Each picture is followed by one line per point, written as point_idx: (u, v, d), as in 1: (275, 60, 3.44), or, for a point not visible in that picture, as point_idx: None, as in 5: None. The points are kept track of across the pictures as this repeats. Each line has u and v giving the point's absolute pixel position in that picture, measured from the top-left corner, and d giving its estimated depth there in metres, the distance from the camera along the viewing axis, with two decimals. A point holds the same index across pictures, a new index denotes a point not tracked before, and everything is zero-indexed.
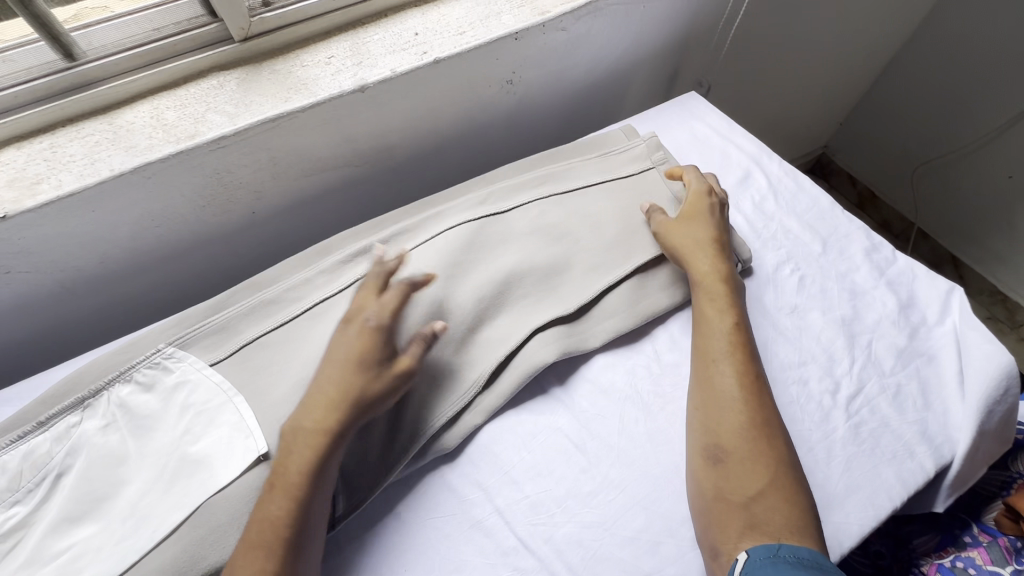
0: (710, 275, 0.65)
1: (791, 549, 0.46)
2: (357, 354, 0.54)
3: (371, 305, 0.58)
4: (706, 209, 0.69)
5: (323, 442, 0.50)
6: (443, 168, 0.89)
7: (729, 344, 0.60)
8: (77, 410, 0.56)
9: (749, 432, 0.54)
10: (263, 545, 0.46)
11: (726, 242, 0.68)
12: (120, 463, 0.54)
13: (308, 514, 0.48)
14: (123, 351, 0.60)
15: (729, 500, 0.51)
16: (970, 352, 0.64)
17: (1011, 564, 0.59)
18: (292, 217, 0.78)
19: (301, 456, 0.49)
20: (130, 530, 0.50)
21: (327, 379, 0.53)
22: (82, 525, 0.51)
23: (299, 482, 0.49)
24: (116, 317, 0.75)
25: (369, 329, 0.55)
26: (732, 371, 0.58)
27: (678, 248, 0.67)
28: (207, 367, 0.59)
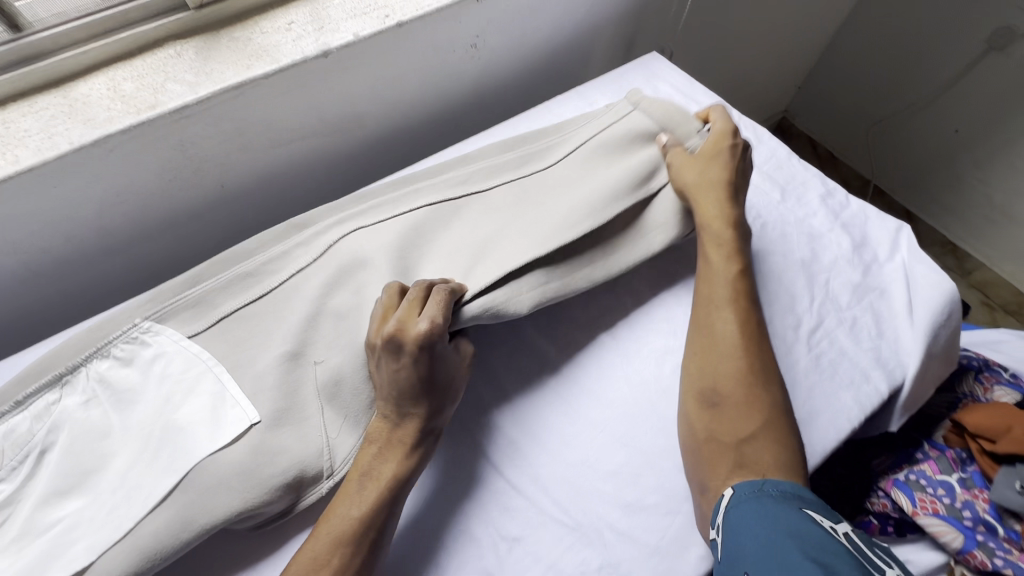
0: (721, 220, 0.65)
1: (772, 485, 0.50)
2: (421, 375, 0.54)
3: (419, 320, 0.54)
4: (728, 160, 0.68)
5: (405, 449, 0.54)
6: (413, 138, 0.88)
7: (732, 295, 0.62)
8: (55, 387, 0.55)
9: (746, 377, 0.57)
10: (356, 542, 0.49)
11: (741, 186, 0.68)
12: (104, 437, 0.54)
13: (393, 510, 0.53)
14: (97, 327, 0.59)
15: (720, 441, 0.55)
16: (916, 283, 0.69)
17: (956, 473, 0.65)
18: (261, 190, 0.77)
19: (393, 462, 0.53)
20: (122, 499, 0.51)
21: (404, 395, 0.54)
22: (71, 498, 0.52)
23: (393, 484, 0.53)
24: (84, 301, 0.73)
25: (427, 348, 0.53)
26: (734, 320, 0.60)
27: (694, 194, 0.66)
28: (184, 339, 0.58)
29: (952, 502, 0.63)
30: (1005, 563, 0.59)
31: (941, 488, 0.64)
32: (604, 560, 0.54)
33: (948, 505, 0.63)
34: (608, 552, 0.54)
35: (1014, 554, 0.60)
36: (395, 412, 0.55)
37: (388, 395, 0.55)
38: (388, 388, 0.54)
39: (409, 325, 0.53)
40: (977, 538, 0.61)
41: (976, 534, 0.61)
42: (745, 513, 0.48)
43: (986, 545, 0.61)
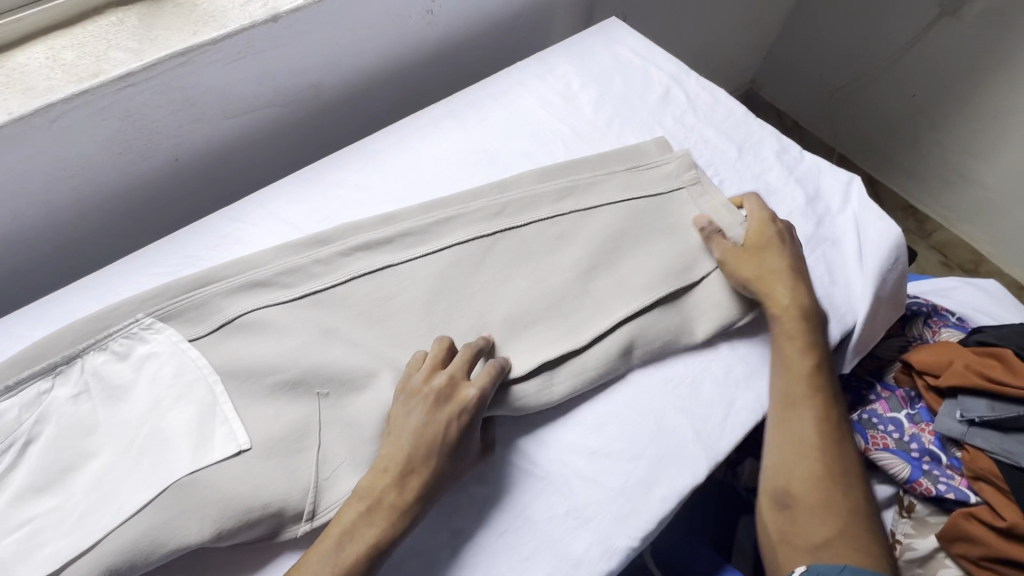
0: (788, 313, 0.62)
1: (853, 574, 0.51)
2: (450, 441, 0.53)
3: (469, 388, 0.55)
4: (776, 246, 0.66)
5: (391, 510, 0.49)
6: (375, 110, 0.88)
7: (806, 390, 0.60)
8: (48, 376, 0.54)
9: (825, 481, 0.56)
10: None
11: (801, 265, 0.66)
12: (89, 435, 0.53)
13: None
14: (95, 315, 0.57)
15: (795, 544, 0.56)
16: (866, 232, 0.72)
17: (905, 410, 0.69)
18: (218, 167, 0.76)
19: (377, 526, 0.49)
20: (96, 503, 0.50)
21: (420, 457, 0.51)
22: (46, 496, 0.50)
23: (373, 552, 0.48)
24: (40, 286, 0.71)
25: (469, 414, 0.54)
26: (811, 420, 0.58)
27: (755, 275, 0.64)
28: (185, 342, 0.58)
29: (901, 437, 0.67)
30: (948, 488, 0.62)
31: (890, 424, 0.68)
32: (570, 505, 0.56)
33: (897, 440, 0.67)
34: (574, 498, 0.56)
35: (957, 480, 0.63)
36: (402, 469, 0.51)
37: (407, 447, 0.52)
38: (410, 440, 0.52)
39: (458, 388, 0.55)
40: (923, 467, 0.64)
41: (923, 464, 0.65)
42: None
43: (931, 473, 0.64)
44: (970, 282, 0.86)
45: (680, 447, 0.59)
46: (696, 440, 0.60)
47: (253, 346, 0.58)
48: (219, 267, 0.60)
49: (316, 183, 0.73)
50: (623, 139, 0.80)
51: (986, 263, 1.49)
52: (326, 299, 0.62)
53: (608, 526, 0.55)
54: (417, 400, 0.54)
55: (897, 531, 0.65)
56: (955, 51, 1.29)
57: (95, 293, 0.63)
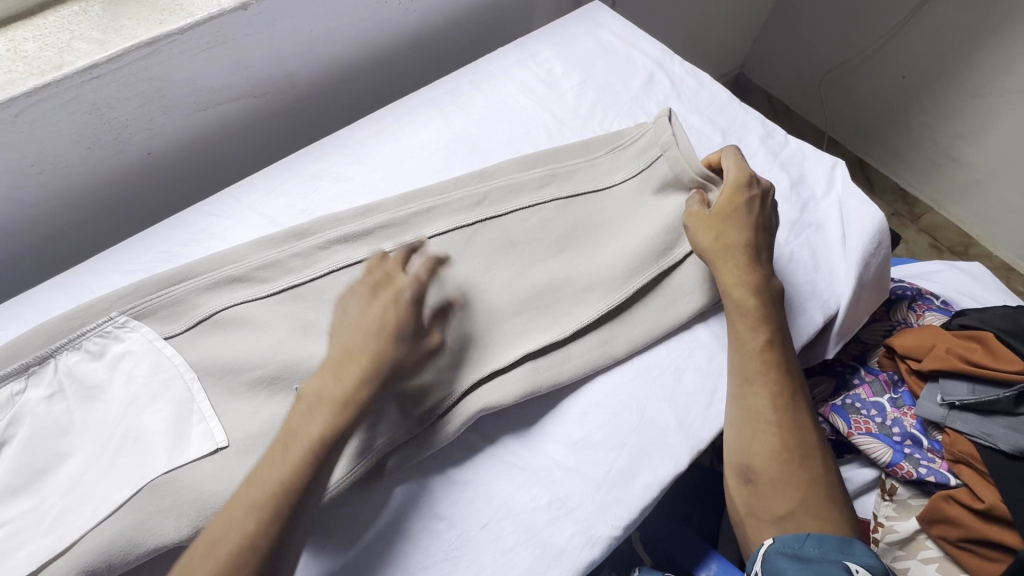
0: (741, 286, 0.60)
1: (817, 540, 0.51)
2: (394, 321, 0.52)
3: (404, 276, 0.55)
4: (737, 215, 0.63)
5: (331, 403, 0.48)
6: (354, 99, 0.86)
7: (761, 363, 0.58)
8: (21, 377, 0.53)
9: (785, 455, 0.55)
10: (270, 510, 0.44)
11: (759, 236, 0.63)
12: (64, 435, 0.53)
13: (319, 480, 0.47)
14: (69, 314, 0.56)
15: (760, 517, 0.54)
16: (849, 217, 0.72)
17: (888, 394, 0.69)
18: (193, 159, 0.75)
19: (318, 423, 0.47)
20: (72, 505, 0.49)
21: (356, 344, 0.50)
22: (20, 498, 0.50)
23: (319, 442, 0.47)
24: (13, 285, 0.70)
25: (406, 297, 0.53)
26: (767, 393, 0.56)
27: (708, 247, 0.62)
28: (160, 340, 0.57)
29: (883, 421, 0.67)
30: (929, 471, 0.63)
31: (873, 409, 0.68)
32: (553, 496, 0.56)
33: (879, 424, 0.67)
34: (556, 488, 0.56)
35: (937, 463, 0.63)
36: (345, 357, 0.50)
37: (343, 336, 0.51)
38: (346, 329, 0.51)
39: (393, 277, 0.54)
40: (904, 450, 0.65)
41: (904, 447, 0.65)
42: (780, 565, 0.50)
43: (912, 456, 0.64)
44: (954, 265, 0.86)
45: (663, 436, 0.59)
46: (678, 428, 0.60)
47: (229, 341, 0.58)
48: (193, 262, 0.59)
49: (293, 175, 0.71)
50: (606, 126, 0.79)
51: (975, 245, 1.49)
52: (304, 293, 0.61)
53: (590, 516, 0.55)
54: (354, 296, 0.53)
55: (879, 514, 0.66)
56: (944, 31, 1.27)
57: (68, 292, 0.62)
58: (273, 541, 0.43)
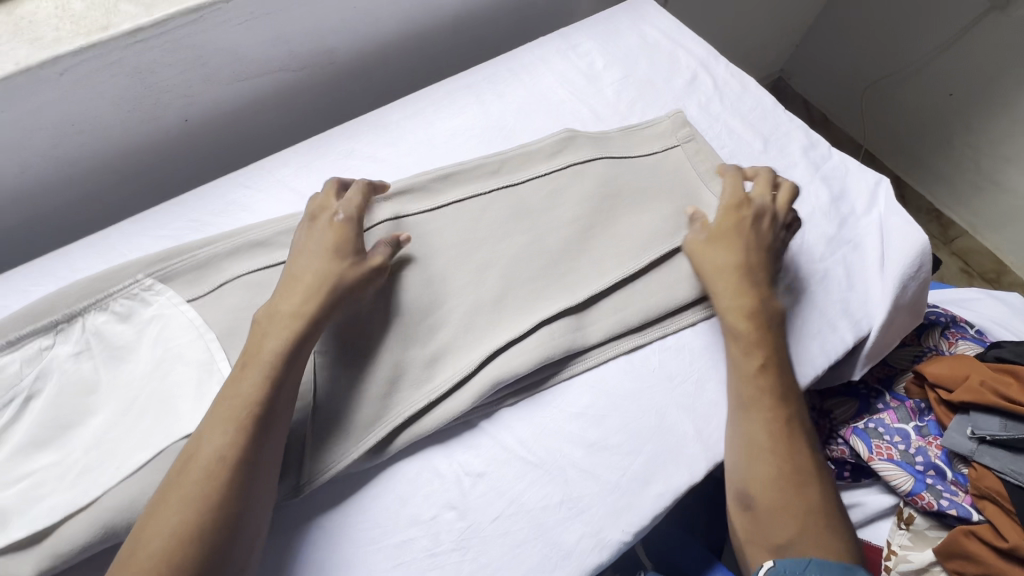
0: (733, 311, 0.60)
1: (818, 568, 0.49)
2: (336, 243, 0.56)
3: (337, 201, 0.60)
4: (734, 241, 0.63)
5: (288, 322, 0.51)
6: (390, 79, 0.86)
7: (758, 390, 0.57)
8: (50, 334, 0.55)
9: (786, 483, 0.53)
10: (233, 422, 0.46)
11: (759, 262, 0.63)
12: (89, 393, 0.53)
13: (281, 396, 0.49)
14: (96, 276, 0.57)
15: (759, 546, 0.53)
16: (890, 236, 0.70)
17: (913, 421, 0.67)
18: (226, 129, 0.74)
19: (276, 339, 0.50)
20: (95, 462, 0.50)
21: (305, 269, 0.54)
22: (46, 452, 0.51)
23: (276, 356, 0.49)
24: (43, 239, 0.71)
25: (339, 220, 0.58)
26: (764, 420, 0.56)
27: (705, 270, 0.63)
28: (183, 302, 0.57)
29: (906, 449, 0.65)
30: (950, 504, 0.62)
31: (896, 435, 0.67)
32: (565, 495, 0.55)
33: (902, 451, 0.65)
34: (568, 488, 0.56)
35: (960, 496, 0.62)
36: (293, 281, 0.54)
37: (290, 265, 0.55)
38: (291, 257, 0.56)
39: (326, 206, 0.59)
40: (926, 480, 0.63)
41: (926, 477, 0.64)
42: None
43: (934, 487, 0.63)
44: (991, 294, 0.84)
45: (680, 444, 0.58)
46: (696, 438, 0.59)
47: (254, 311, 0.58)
48: (222, 232, 0.62)
49: (327, 153, 0.71)
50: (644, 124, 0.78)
51: (1008, 274, 1.45)
52: None
53: (601, 519, 0.55)
54: (296, 230, 0.59)
55: (893, 542, 0.65)
56: (1000, 49, 1.21)
57: (100, 252, 0.62)
58: (239, 460, 0.45)
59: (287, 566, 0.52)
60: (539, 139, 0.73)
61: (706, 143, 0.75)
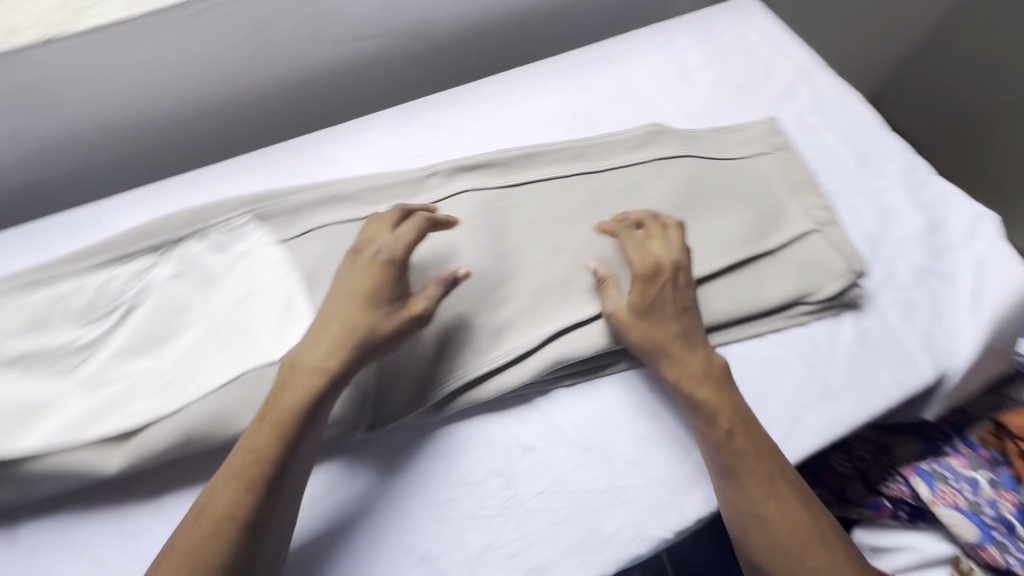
0: (693, 387, 0.55)
1: None
2: (372, 289, 0.52)
3: (386, 236, 0.55)
4: (672, 307, 0.58)
5: (309, 375, 0.49)
6: (483, 55, 0.87)
7: (749, 467, 0.52)
8: (154, 255, 0.60)
9: (803, 560, 0.49)
10: (247, 479, 0.46)
11: (693, 326, 0.58)
12: (181, 313, 0.57)
13: (296, 450, 0.48)
14: (199, 207, 0.62)
15: None
16: (988, 275, 0.66)
17: (985, 471, 0.64)
18: (325, 86, 0.78)
19: (294, 393, 0.49)
20: (181, 376, 0.54)
21: (336, 314, 0.51)
22: (138, 360, 0.55)
23: (294, 410, 0.48)
24: (151, 168, 0.77)
25: (380, 261, 0.53)
26: (764, 497, 0.51)
27: (651, 344, 0.57)
28: (273, 242, 0.61)
29: (975, 498, 0.62)
30: (1017, 563, 0.59)
31: (965, 482, 0.63)
32: (611, 481, 0.56)
33: (969, 500, 0.62)
34: (615, 476, 0.56)
35: None
36: (322, 327, 0.51)
37: (326, 304, 0.53)
38: (329, 294, 0.53)
39: (373, 240, 0.55)
40: (994, 535, 0.60)
41: (995, 532, 0.60)
42: None
43: (1002, 543, 0.60)
44: None
45: None
46: None
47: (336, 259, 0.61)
48: (314, 184, 0.66)
49: (417, 120, 0.73)
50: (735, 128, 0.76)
51: None
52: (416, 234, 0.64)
53: (644, 512, 0.55)
54: (342, 261, 0.56)
55: None
56: None
57: (202, 185, 0.67)
58: (253, 515, 0.45)
59: (341, 501, 0.54)
60: (626, 131, 0.73)
61: (800, 154, 0.74)
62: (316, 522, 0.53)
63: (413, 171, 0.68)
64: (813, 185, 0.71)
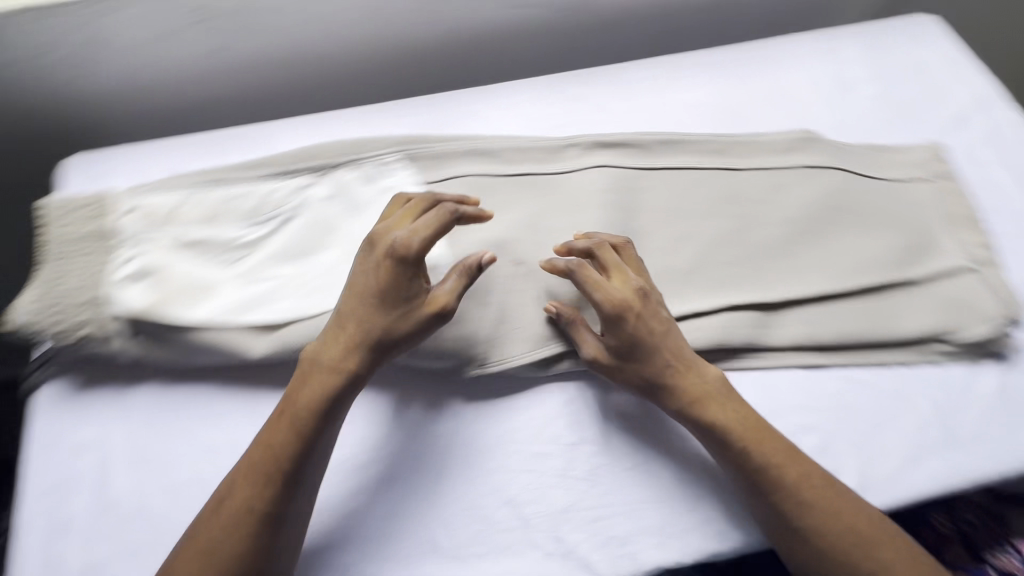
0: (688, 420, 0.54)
1: None
2: (386, 288, 0.53)
3: (401, 232, 0.54)
4: (649, 347, 0.55)
5: (329, 375, 0.51)
6: (636, 40, 0.87)
7: (811, 508, 0.50)
8: (313, 177, 0.65)
9: None
10: (266, 474, 0.48)
11: (678, 366, 0.55)
12: (329, 232, 0.63)
13: (319, 442, 0.50)
14: (356, 140, 0.67)
15: None
16: None
17: None
18: (479, 49, 0.82)
19: (313, 391, 0.51)
20: (324, 287, 0.59)
21: (352, 311, 0.53)
22: (287, 266, 0.60)
23: (312, 407, 0.51)
24: (313, 100, 0.84)
25: (393, 260, 0.53)
26: (839, 535, 0.49)
27: (639, 384, 0.55)
28: (416, 183, 0.65)
29: None
30: None
31: None
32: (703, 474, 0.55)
33: None
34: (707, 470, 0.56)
35: None
36: (338, 323, 0.53)
37: (343, 298, 0.54)
38: (347, 288, 0.55)
39: (387, 234, 0.55)
40: None
41: None
42: None
43: None
44: None
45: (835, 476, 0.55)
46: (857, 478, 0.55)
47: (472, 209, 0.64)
48: (458, 135, 0.69)
49: (562, 91, 0.75)
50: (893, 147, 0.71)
51: None
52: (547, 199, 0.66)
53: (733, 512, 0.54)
54: (358, 251, 0.56)
55: None
56: None
57: (360, 119, 0.72)
58: (277, 502, 0.48)
59: (440, 431, 0.57)
60: (773, 133, 0.71)
61: (963, 185, 0.68)
62: (409, 441, 0.57)
63: (552, 138, 0.70)
64: (973, 220, 0.66)
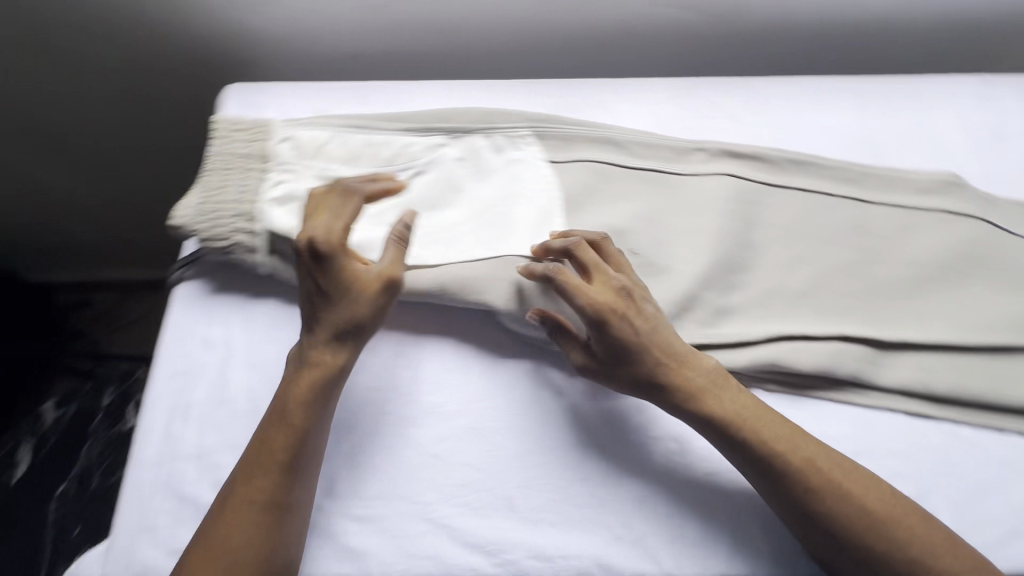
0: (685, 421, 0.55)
1: None
2: (330, 283, 0.52)
3: (314, 226, 0.53)
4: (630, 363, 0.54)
5: (315, 372, 0.52)
6: (769, 51, 0.89)
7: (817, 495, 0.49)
8: (448, 138, 0.68)
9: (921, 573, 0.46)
10: (265, 473, 0.49)
11: (662, 384, 0.54)
12: (455, 192, 0.66)
13: (314, 427, 0.51)
14: (492, 110, 0.70)
15: None
16: None
17: None
18: (620, 38, 0.85)
19: (297, 392, 0.51)
20: (445, 241, 0.62)
21: (311, 307, 0.53)
22: None
23: (297, 404, 0.51)
24: (451, 65, 0.89)
25: (314, 259, 0.51)
26: (850, 512, 0.48)
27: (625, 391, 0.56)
28: (544, 160, 0.67)
29: None
30: None
31: None
32: None
33: None
34: None
35: None
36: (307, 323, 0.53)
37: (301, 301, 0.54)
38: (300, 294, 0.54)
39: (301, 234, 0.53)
40: None
41: None
42: None
43: None
44: None
45: None
46: None
47: (595, 193, 0.65)
48: (590, 121, 0.71)
49: (698, 95, 0.75)
50: None
51: None
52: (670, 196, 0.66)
53: None
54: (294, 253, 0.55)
55: None
56: None
57: (498, 90, 0.75)
58: (285, 491, 0.49)
59: (530, 397, 0.59)
60: (915, 171, 0.68)
61: None
62: (498, 399, 0.59)
63: (681, 138, 0.70)
64: None
